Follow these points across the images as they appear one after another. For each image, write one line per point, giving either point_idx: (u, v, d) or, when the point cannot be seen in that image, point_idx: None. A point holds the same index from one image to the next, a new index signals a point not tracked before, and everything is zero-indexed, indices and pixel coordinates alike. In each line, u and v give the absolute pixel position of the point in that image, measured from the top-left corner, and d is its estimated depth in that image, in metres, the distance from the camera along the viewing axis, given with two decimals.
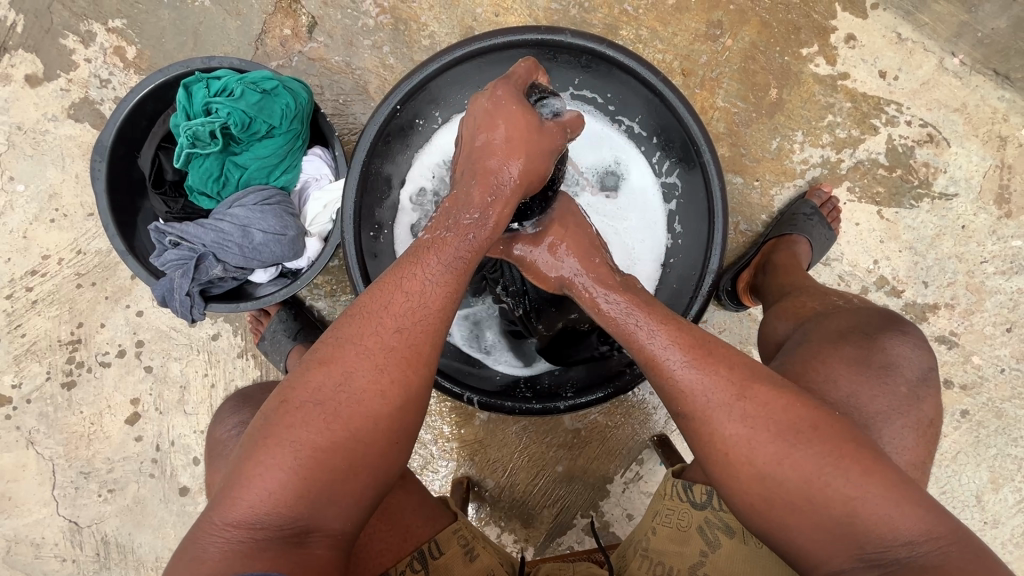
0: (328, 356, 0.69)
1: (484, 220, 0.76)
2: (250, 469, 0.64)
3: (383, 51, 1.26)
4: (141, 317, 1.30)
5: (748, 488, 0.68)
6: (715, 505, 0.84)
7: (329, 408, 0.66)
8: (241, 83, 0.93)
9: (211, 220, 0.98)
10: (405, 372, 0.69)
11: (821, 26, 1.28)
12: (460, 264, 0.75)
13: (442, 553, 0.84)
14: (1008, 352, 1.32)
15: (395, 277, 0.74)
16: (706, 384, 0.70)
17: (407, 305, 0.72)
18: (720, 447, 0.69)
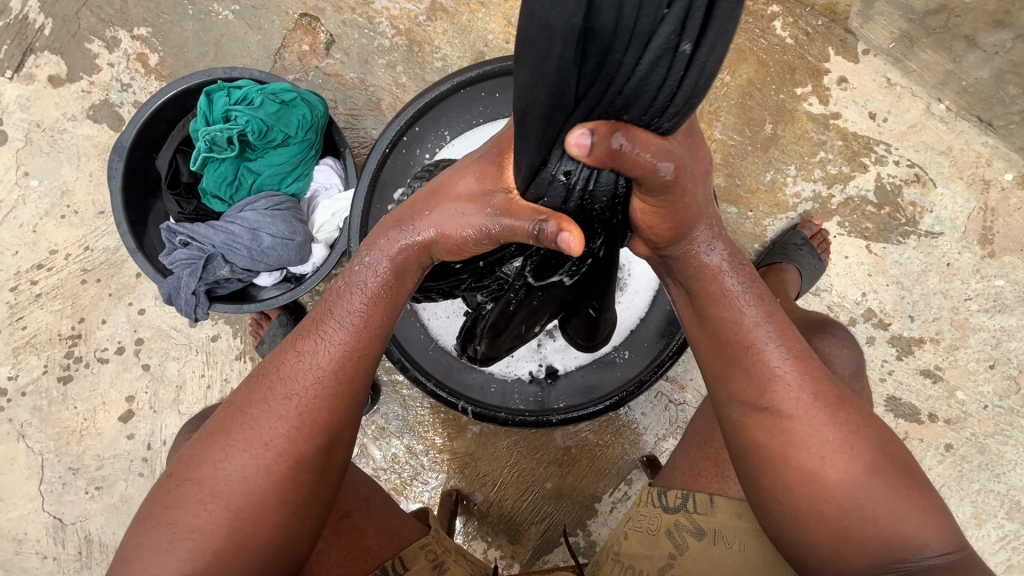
0: (217, 427, 0.71)
1: (375, 271, 0.72)
2: (136, 552, 0.66)
3: (396, 70, 1.31)
4: (142, 316, 1.32)
5: (809, 490, 0.71)
6: (687, 508, 0.87)
7: (210, 486, 0.68)
8: (262, 94, 0.98)
9: (222, 222, 1.01)
10: (297, 441, 0.69)
11: (814, 68, 1.35)
12: (347, 324, 0.72)
13: (409, 568, 0.84)
14: (990, 388, 1.36)
15: (288, 347, 0.73)
16: (807, 387, 0.72)
17: (293, 373, 0.71)
18: (810, 451, 0.71)
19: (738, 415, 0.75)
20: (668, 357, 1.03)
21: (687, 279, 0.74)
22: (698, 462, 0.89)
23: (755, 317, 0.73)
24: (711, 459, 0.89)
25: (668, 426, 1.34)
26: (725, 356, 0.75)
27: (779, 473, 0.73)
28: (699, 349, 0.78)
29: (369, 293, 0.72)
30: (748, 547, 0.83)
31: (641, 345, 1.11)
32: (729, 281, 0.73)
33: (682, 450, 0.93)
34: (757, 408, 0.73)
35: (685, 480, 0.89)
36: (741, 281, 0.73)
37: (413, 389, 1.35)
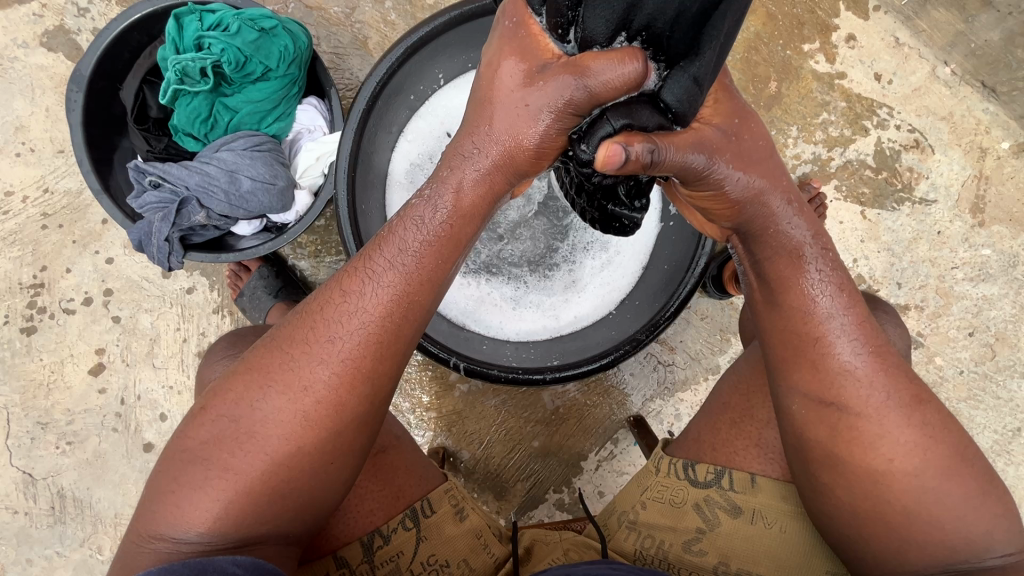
0: (255, 364, 0.67)
1: (435, 206, 0.67)
2: (171, 486, 0.64)
3: (385, 6, 1.21)
4: (111, 265, 1.24)
5: (884, 493, 0.72)
6: (721, 484, 0.85)
7: (246, 426, 0.65)
8: (238, 20, 0.89)
9: (197, 163, 0.93)
10: (340, 389, 0.66)
11: (823, 24, 1.30)
12: (405, 266, 0.67)
13: (434, 512, 0.80)
14: (967, 354, 1.39)
15: (336, 284, 0.69)
16: (886, 385, 0.73)
17: (340, 314, 0.67)
18: (884, 454, 0.72)
19: (801, 410, 0.76)
20: (663, 319, 0.99)
21: (762, 263, 0.74)
22: (733, 438, 0.86)
23: (834, 308, 0.73)
24: (749, 438, 0.85)
25: (656, 387, 1.35)
26: (792, 348, 0.75)
27: (838, 471, 0.74)
28: (766, 340, 0.77)
29: (427, 230, 0.67)
30: (787, 526, 0.83)
31: (631, 307, 1.10)
32: (813, 266, 0.73)
33: (708, 422, 0.89)
34: (823, 405, 0.74)
35: (717, 455, 0.86)
36: (830, 278, 0.73)
37: None
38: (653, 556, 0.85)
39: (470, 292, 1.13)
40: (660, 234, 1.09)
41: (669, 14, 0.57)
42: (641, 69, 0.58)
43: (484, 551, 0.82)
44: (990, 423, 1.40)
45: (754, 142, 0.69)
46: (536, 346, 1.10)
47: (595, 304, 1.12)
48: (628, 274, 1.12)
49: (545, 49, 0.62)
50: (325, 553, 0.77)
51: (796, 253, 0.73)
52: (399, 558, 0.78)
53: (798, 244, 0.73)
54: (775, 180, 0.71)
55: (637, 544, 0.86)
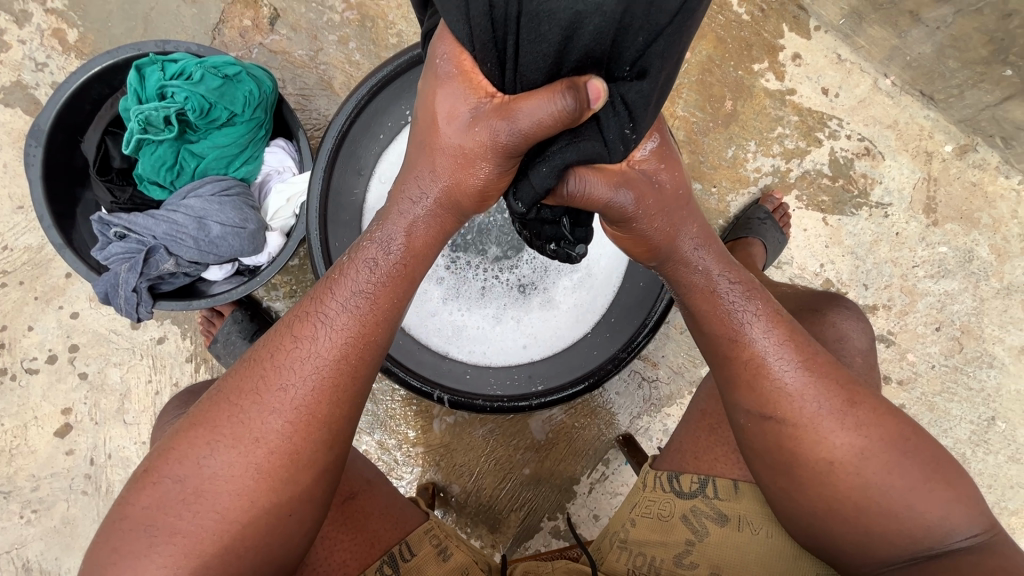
0: (201, 419, 0.64)
1: (388, 248, 0.67)
2: (112, 556, 0.59)
3: (348, 47, 1.24)
4: (75, 320, 1.20)
5: (831, 494, 0.73)
6: (705, 493, 0.84)
7: (194, 486, 0.61)
8: (201, 67, 0.88)
9: (163, 211, 0.91)
10: (297, 435, 0.64)
11: (769, 45, 1.37)
12: (356, 308, 0.66)
13: (414, 555, 0.77)
14: (937, 349, 1.44)
15: (283, 330, 0.67)
16: (817, 391, 0.74)
17: (290, 360, 0.65)
18: (827, 456, 0.73)
19: (748, 424, 0.77)
20: (641, 336, 1.03)
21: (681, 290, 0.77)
22: (711, 446, 0.86)
23: (756, 329, 0.74)
24: (724, 442, 0.86)
25: (641, 404, 1.35)
26: (729, 371, 0.77)
27: (789, 474, 0.76)
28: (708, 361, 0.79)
29: (377, 272, 0.67)
30: (770, 530, 0.82)
31: (609, 327, 1.10)
32: (727, 293, 0.75)
33: (689, 431, 0.89)
34: (763, 417, 0.75)
35: (699, 464, 0.86)
36: (754, 303, 0.75)
37: (383, 383, 1.30)
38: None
39: (448, 320, 1.10)
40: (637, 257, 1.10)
41: (604, 46, 0.51)
42: (572, 107, 0.52)
43: None
44: (966, 415, 1.44)
45: (678, 188, 0.70)
46: (518, 372, 1.10)
47: (573, 328, 1.12)
48: (604, 293, 1.12)
49: (477, 89, 0.59)
50: None
51: (709, 279, 0.75)
52: None
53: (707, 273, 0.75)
54: (689, 218, 0.73)
55: (629, 564, 0.82)
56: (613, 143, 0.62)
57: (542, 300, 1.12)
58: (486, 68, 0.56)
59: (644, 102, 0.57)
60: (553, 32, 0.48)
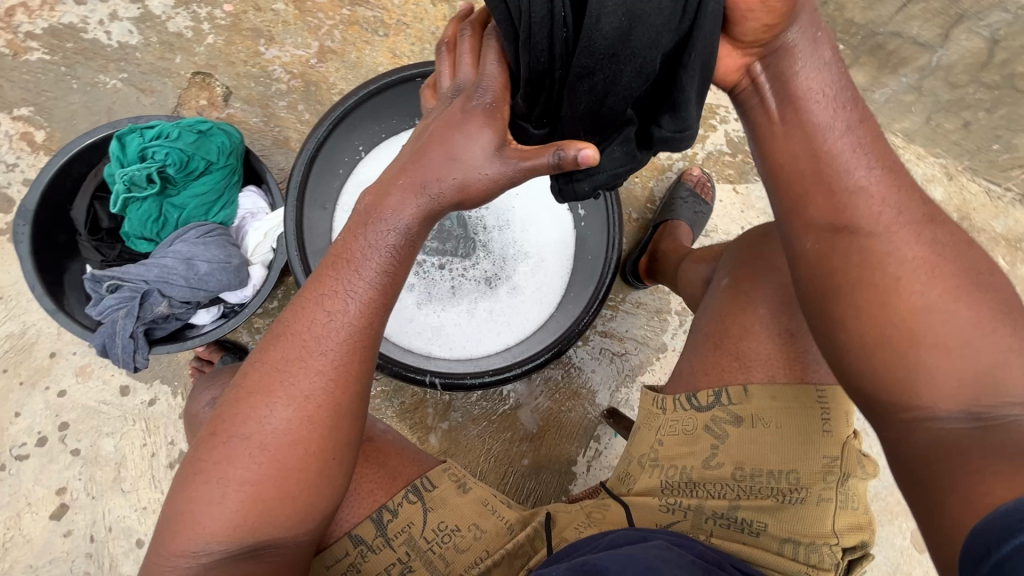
0: (252, 386, 0.70)
1: (398, 219, 0.72)
2: (188, 504, 0.68)
3: (298, 109, 1.41)
4: (63, 397, 1.22)
5: (892, 311, 0.66)
6: (722, 401, 0.85)
7: (253, 442, 0.68)
8: (177, 128, 1.00)
9: (152, 260, 1.00)
10: (341, 393, 0.71)
11: None
12: (376, 275, 0.72)
13: (436, 486, 0.85)
14: None
15: (312, 296, 0.72)
16: (892, 200, 0.70)
17: (324, 325, 0.71)
18: (892, 271, 0.68)
19: (811, 241, 0.73)
20: (599, 297, 1.15)
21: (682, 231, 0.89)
22: (718, 358, 0.87)
23: (840, 123, 0.70)
24: (732, 353, 0.87)
25: (618, 377, 1.46)
26: (798, 175, 0.72)
27: (858, 300, 0.69)
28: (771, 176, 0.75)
29: (387, 242, 0.72)
30: (785, 424, 0.83)
31: (571, 298, 1.24)
32: (820, 97, 0.70)
33: (698, 355, 0.90)
34: (835, 231, 0.71)
35: (711, 379, 0.87)
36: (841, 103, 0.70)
37: (376, 403, 1.36)
38: (677, 487, 0.84)
39: (426, 322, 1.24)
40: (578, 235, 1.28)
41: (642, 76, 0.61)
42: (562, 158, 0.65)
43: (494, 515, 0.85)
44: None
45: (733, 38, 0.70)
46: (498, 356, 1.21)
47: (539, 307, 1.26)
48: (558, 274, 1.28)
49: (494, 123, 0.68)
50: (338, 536, 0.82)
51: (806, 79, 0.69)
52: (411, 528, 0.82)
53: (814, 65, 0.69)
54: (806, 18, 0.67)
55: (661, 479, 0.85)
56: (665, 137, 0.71)
57: (508, 288, 1.27)
58: (531, 91, 0.66)
59: (686, 97, 0.66)
60: (599, 78, 0.61)
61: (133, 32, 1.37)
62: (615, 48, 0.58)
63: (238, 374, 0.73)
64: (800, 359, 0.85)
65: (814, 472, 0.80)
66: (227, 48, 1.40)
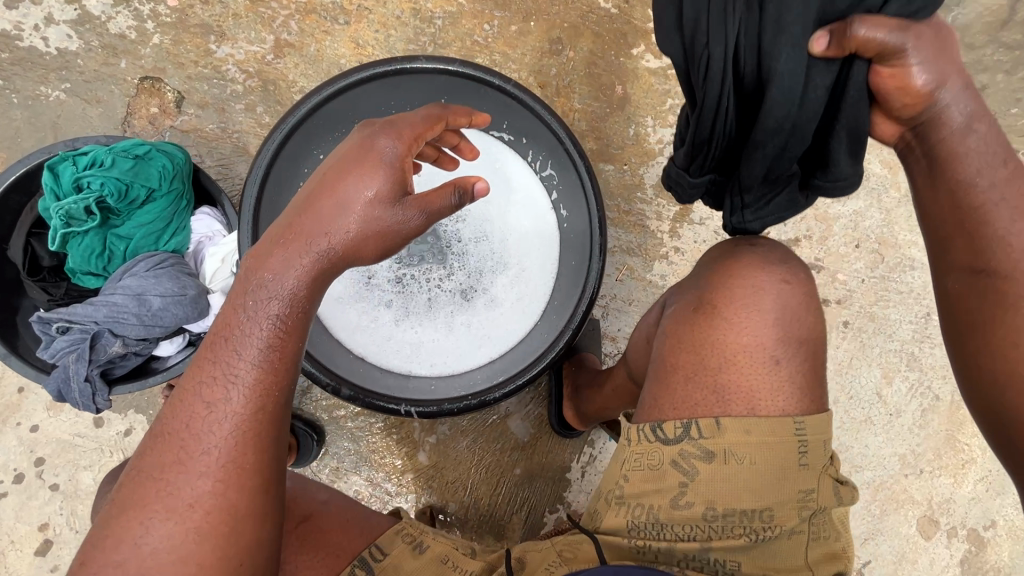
0: (128, 504, 0.63)
1: (271, 300, 0.68)
2: None
3: (256, 112, 1.31)
4: (36, 433, 1.19)
5: (1011, 353, 0.75)
6: (691, 435, 0.79)
7: (135, 566, 0.61)
8: (112, 153, 0.92)
9: (100, 297, 0.93)
10: (231, 491, 0.64)
11: (641, 29, 1.49)
12: (261, 358, 0.67)
13: (387, 554, 0.81)
14: (862, 264, 1.55)
15: (190, 392, 0.66)
16: (1015, 245, 0.75)
17: (208, 421, 0.65)
18: (1015, 314, 0.75)
19: (955, 285, 0.80)
20: (584, 307, 1.07)
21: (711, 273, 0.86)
22: (695, 393, 0.81)
23: (989, 175, 0.76)
24: (709, 385, 0.81)
25: None
26: (947, 226, 0.80)
27: (1019, 326, 0.74)
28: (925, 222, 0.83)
29: (266, 323, 0.67)
30: (756, 458, 0.78)
31: (555, 309, 1.16)
32: (972, 140, 0.76)
33: (663, 388, 0.84)
34: (974, 275, 0.78)
35: (682, 411, 0.81)
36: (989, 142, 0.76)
37: (360, 420, 1.31)
38: (646, 527, 0.79)
39: (401, 341, 1.17)
40: (561, 240, 1.20)
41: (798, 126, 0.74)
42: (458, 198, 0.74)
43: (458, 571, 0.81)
44: (904, 317, 1.55)
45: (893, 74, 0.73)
46: (480, 372, 1.14)
47: (521, 318, 1.19)
48: (542, 281, 1.20)
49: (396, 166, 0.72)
50: None
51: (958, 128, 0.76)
52: None
53: (964, 129, 0.76)
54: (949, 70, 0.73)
55: (627, 517, 0.80)
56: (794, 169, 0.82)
57: (485, 301, 1.20)
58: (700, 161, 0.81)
59: (857, 109, 0.75)
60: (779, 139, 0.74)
61: (72, 36, 1.26)
62: (790, 124, 0.73)
63: (113, 493, 0.66)
64: (787, 385, 0.80)
65: (788, 507, 0.78)
66: (175, 48, 1.29)
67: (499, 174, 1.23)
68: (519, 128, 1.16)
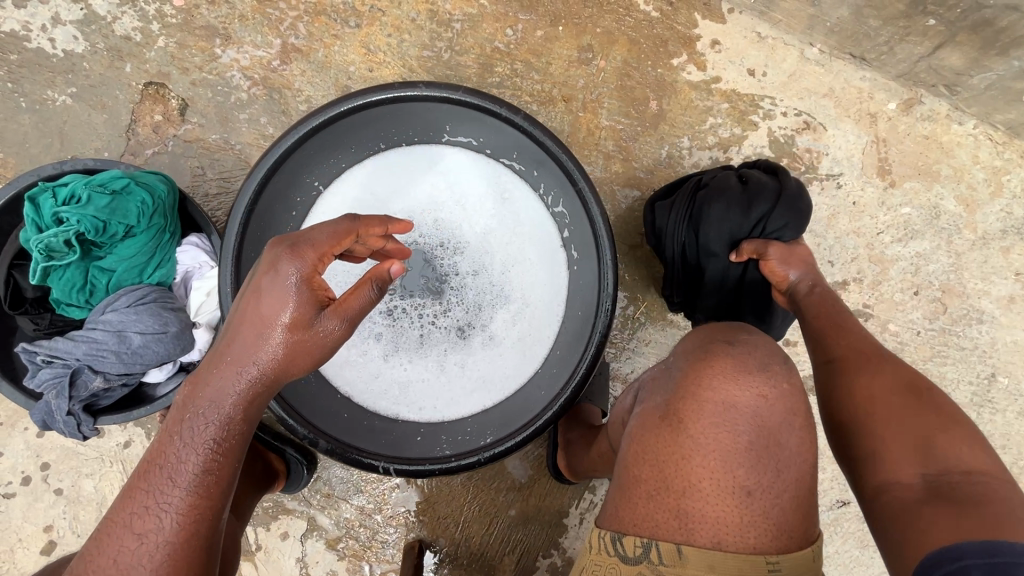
0: None
1: (206, 418, 0.67)
2: None
3: (260, 122, 1.24)
4: (42, 439, 1.22)
5: (855, 415, 0.78)
6: (655, 558, 0.62)
7: None
8: (88, 187, 0.88)
9: (83, 331, 0.91)
10: None
11: (684, 37, 1.33)
12: (192, 483, 0.64)
13: None
14: (919, 314, 1.37)
15: (116, 524, 0.63)
16: (851, 343, 0.87)
17: (134, 555, 0.61)
18: (857, 388, 0.80)
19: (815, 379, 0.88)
20: (585, 367, 0.95)
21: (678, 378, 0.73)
22: (656, 514, 0.64)
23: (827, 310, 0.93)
24: (671, 508, 0.64)
25: None
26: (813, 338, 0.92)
27: (847, 391, 0.81)
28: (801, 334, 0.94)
29: (200, 443, 0.66)
30: None
31: (555, 360, 1.07)
32: (799, 287, 1.00)
33: (622, 495, 0.68)
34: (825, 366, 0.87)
35: (641, 525, 0.65)
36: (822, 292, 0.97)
37: None
38: None
39: (391, 381, 1.12)
40: (569, 281, 1.10)
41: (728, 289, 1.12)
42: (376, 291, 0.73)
43: None
44: (963, 377, 1.37)
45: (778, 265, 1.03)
46: (471, 422, 1.08)
47: (521, 365, 1.11)
48: (546, 326, 1.11)
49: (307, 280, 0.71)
50: None
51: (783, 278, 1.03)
52: None
53: (824, 291, 0.97)
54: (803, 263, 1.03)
55: None
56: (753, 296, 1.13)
57: (484, 342, 1.13)
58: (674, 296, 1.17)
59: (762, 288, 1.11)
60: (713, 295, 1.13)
61: (78, 38, 1.22)
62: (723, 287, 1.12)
63: None
64: (758, 525, 0.62)
65: None
66: (181, 52, 1.24)
67: (507, 207, 1.15)
68: (530, 158, 1.06)
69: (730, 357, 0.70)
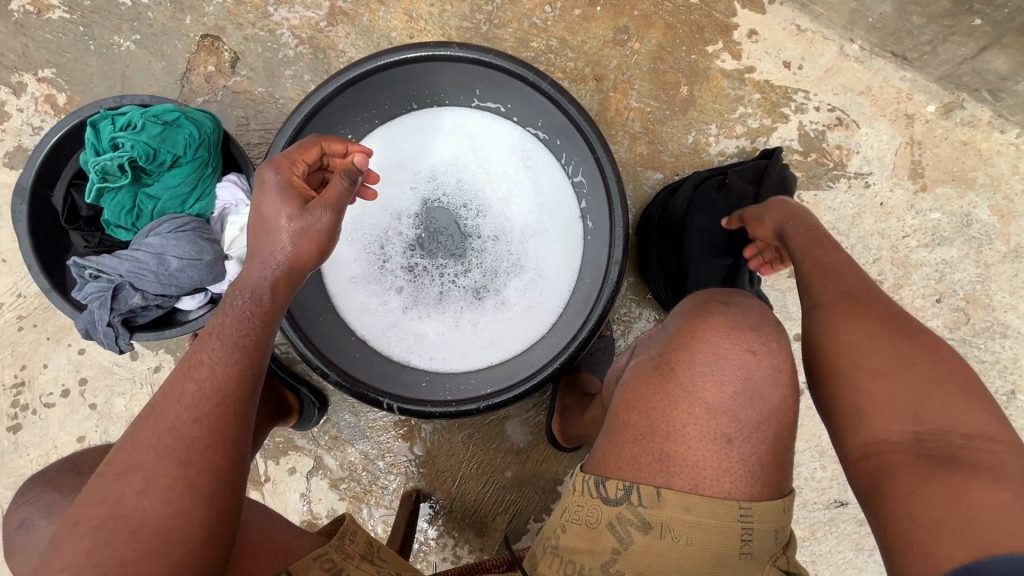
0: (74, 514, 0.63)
1: (233, 326, 0.72)
2: None
3: (303, 80, 1.31)
4: (83, 356, 1.32)
5: (848, 369, 0.74)
6: (632, 499, 0.68)
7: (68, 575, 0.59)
8: (143, 117, 0.96)
9: (128, 251, 1.00)
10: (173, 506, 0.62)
11: (722, 24, 1.34)
12: (214, 379, 0.68)
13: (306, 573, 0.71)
14: (939, 322, 1.34)
15: (146, 413, 0.67)
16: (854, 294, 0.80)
17: (156, 439, 0.65)
18: (848, 340, 0.75)
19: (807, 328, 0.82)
20: (588, 330, 0.98)
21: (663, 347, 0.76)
22: (639, 457, 0.70)
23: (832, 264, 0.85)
24: (652, 453, 0.69)
25: None
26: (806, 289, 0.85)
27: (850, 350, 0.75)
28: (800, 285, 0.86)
29: (223, 345, 0.70)
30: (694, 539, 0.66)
31: (562, 324, 1.10)
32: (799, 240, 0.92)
33: (610, 440, 0.73)
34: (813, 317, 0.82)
35: (624, 470, 0.70)
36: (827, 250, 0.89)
37: None
38: None
39: (405, 330, 1.18)
40: (584, 251, 1.13)
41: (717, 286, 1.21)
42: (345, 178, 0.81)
43: None
44: None
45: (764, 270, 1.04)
46: (474, 376, 1.12)
47: (530, 327, 1.15)
48: (557, 292, 1.15)
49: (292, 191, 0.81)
50: None
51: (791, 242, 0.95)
52: None
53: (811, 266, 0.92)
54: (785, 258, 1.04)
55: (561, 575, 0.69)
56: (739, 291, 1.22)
57: (496, 302, 1.19)
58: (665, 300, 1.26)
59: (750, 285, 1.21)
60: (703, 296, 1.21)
61: None
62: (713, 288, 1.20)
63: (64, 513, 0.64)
64: (735, 469, 0.68)
65: None
66: (237, 8, 1.31)
67: (530, 176, 1.19)
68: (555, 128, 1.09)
69: (724, 318, 0.74)
